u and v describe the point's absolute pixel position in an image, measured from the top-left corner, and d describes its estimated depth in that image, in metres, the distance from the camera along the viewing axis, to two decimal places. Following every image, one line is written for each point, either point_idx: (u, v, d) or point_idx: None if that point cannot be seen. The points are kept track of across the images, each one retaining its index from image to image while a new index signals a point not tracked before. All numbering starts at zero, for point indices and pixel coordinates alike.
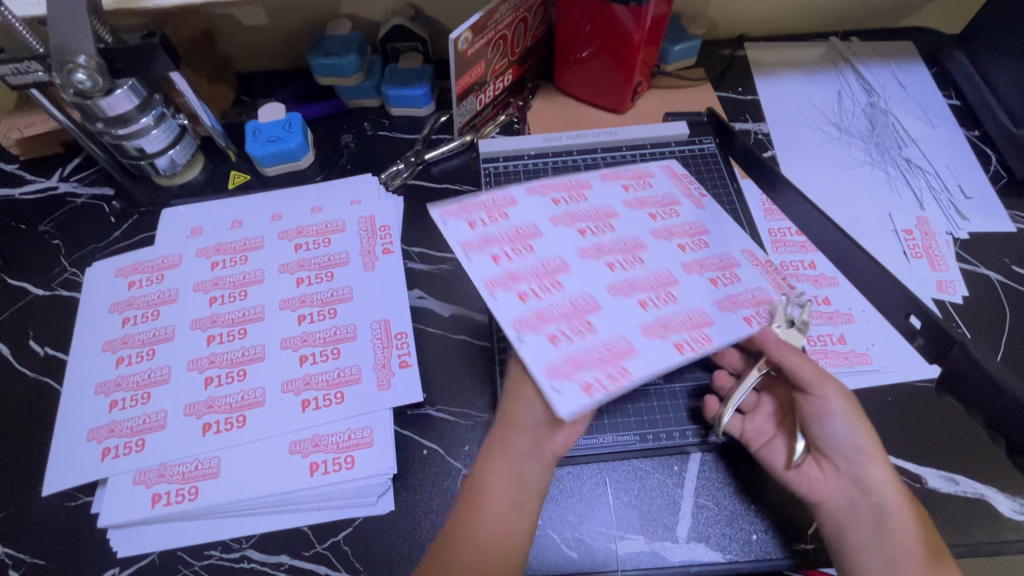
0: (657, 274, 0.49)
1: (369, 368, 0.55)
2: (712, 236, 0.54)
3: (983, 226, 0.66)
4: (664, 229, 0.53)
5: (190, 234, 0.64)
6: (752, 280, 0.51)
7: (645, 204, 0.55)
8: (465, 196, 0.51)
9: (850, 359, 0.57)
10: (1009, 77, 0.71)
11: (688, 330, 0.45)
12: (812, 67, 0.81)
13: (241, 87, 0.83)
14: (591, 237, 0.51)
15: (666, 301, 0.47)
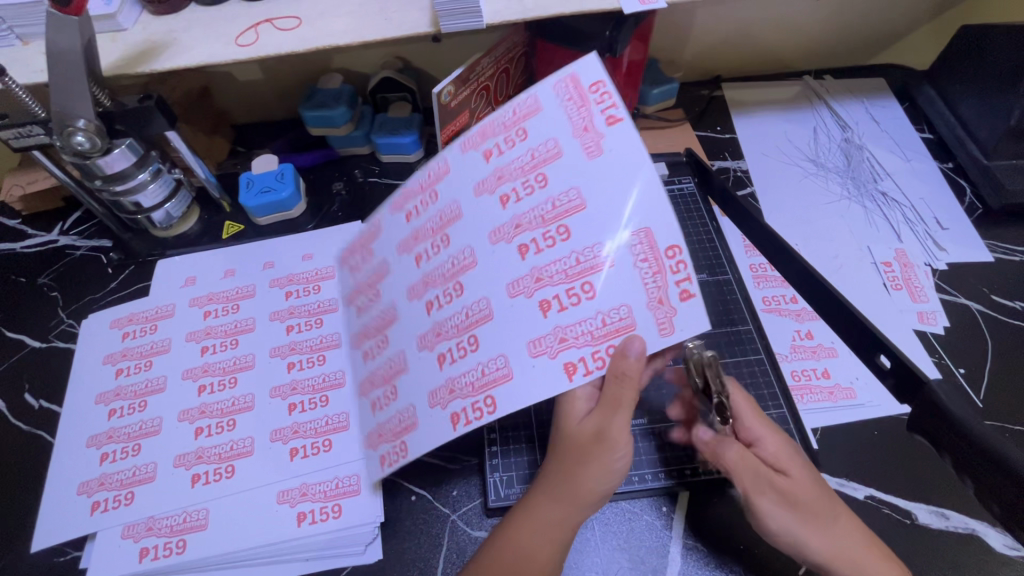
0: (472, 306, 0.47)
1: (358, 416, 0.55)
2: (587, 220, 0.45)
3: (960, 256, 0.67)
4: (513, 222, 0.47)
5: (183, 284, 0.66)
6: (616, 298, 0.44)
7: (503, 174, 0.48)
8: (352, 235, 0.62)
9: (835, 394, 0.57)
10: (977, 110, 0.74)
11: (479, 389, 0.45)
12: (788, 105, 0.84)
13: (237, 138, 0.86)
14: (425, 250, 0.52)
15: (466, 352, 0.47)
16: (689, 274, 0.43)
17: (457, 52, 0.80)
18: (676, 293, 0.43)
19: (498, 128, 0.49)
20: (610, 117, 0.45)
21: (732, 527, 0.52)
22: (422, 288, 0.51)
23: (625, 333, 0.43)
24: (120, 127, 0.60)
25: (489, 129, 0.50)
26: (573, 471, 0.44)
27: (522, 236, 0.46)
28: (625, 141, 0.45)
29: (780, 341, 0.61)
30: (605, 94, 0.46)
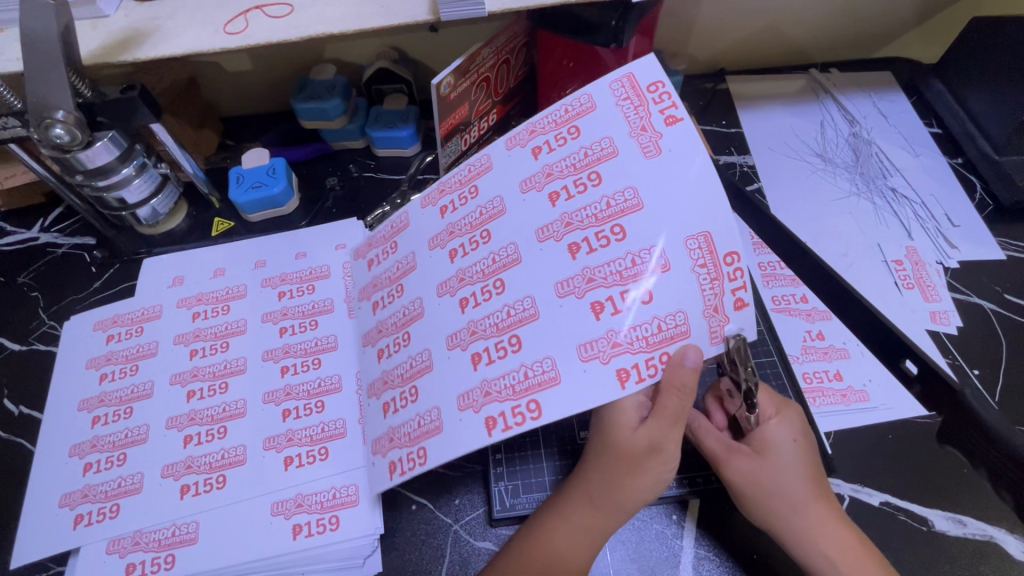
0: (514, 304, 0.45)
1: (354, 424, 0.53)
2: (641, 216, 0.42)
3: (972, 253, 0.66)
4: (560, 220, 0.45)
5: (171, 284, 0.63)
6: (677, 303, 0.42)
7: (555, 171, 0.47)
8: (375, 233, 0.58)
9: (848, 397, 0.56)
10: (988, 104, 0.72)
11: (523, 394, 0.42)
12: (794, 99, 0.82)
13: (226, 132, 0.83)
14: (465, 245, 0.49)
15: (506, 351, 0.44)
16: (745, 282, 0.43)
17: (454, 42, 0.77)
18: (731, 300, 0.43)
19: (560, 124, 0.48)
20: (669, 118, 0.44)
21: (745, 535, 0.50)
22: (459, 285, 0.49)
23: (682, 338, 0.42)
24: (101, 119, 0.56)
25: (549, 126, 0.48)
26: (616, 478, 0.43)
27: (568, 233, 0.44)
28: (684, 144, 0.43)
29: (791, 342, 0.59)
30: (663, 98, 0.45)
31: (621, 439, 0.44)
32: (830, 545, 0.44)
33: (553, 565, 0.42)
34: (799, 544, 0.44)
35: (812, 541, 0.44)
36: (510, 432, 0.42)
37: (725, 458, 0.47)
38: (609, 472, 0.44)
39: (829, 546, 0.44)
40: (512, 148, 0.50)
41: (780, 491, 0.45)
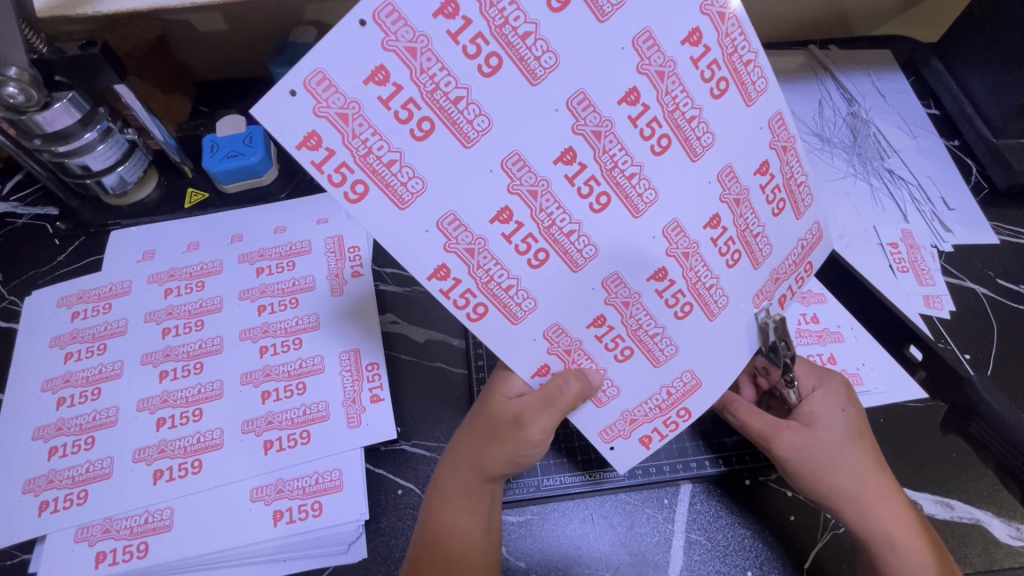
0: (516, 184, 0.36)
1: (377, 106, 0.32)
2: (701, 323, 0.44)
3: (967, 238, 0.65)
4: (638, 172, 0.38)
5: (141, 258, 0.59)
6: (625, 380, 0.44)
7: (690, 118, 0.38)
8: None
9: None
10: (987, 85, 0.71)
11: (480, 290, 0.38)
12: (793, 76, 0.80)
13: (198, 97, 0.78)
14: (521, 26, 0.32)
15: (520, 246, 0.37)
16: (667, 436, 0.46)
17: None
18: (639, 433, 0.45)
19: (738, 64, 0.38)
20: (762, 169, 0.41)
21: (735, 520, 0.50)
22: (510, 21, 0.32)
23: (606, 397, 0.44)
24: (61, 78, 0.52)
25: (719, 39, 0.36)
26: (480, 446, 0.43)
27: (670, 258, 0.41)
28: (784, 240, 0.44)
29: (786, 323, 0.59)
30: (809, 269, 0.47)
31: (494, 408, 0.43)
32: (886, 517, 0.44)
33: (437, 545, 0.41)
34: (855, 514, 0.44)
35: (864, 510, 0.44)
36: (444, 300, 0.37)
37: (774, 433, 0.47)
38: (485, 437, 0.43)
39: (886, 516, 0.44)
40: (685, 46, 0.36)
41: (830, 459, 0.45)
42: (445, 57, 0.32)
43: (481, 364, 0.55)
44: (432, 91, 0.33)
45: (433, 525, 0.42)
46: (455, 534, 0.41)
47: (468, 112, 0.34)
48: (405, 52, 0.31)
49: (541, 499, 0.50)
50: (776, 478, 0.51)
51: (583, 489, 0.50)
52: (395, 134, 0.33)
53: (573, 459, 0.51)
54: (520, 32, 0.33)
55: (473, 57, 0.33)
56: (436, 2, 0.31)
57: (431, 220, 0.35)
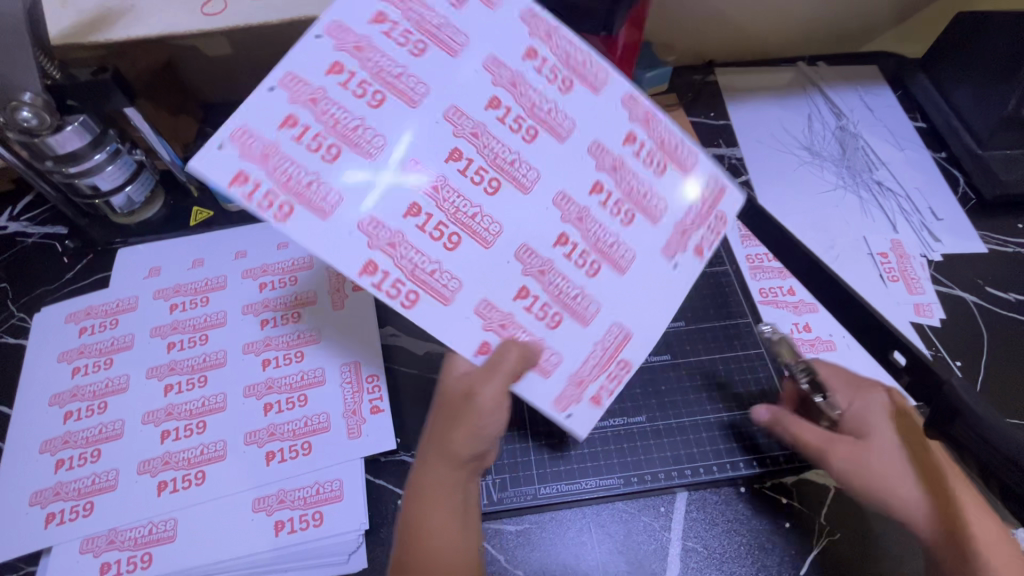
0: (465, 207, 0.41)
1: (338, 89, 0.39)
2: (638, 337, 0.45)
3: (955, 247, 0.66)
4: (580, 211, 0.43)
5: (147, 274, 0.61)
6: (565, 347, 0.44)
7: (618, 140, 0.43)
8: (503, 92, 0.42)
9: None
10: (972, 98, 0.73)
11: (418, 286, 0.40)
12: (782, 92, 0.82)
13: (205, 119, 0.80)
14: (546, 104, 0.43)
15: (432, 237, 0.40)
16: (615, 390, 0.45)
17: None
18: (588, 394, 0.44)
19: (671, 147, 0.45)
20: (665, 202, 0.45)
21: (732, 526, 0.50)
22: (540, 104, 0.43)
23: (544, 369, 0.43)
24: (72, 102, 0.55)
25: (655, 133, 0.45)
26: (443, 432, 0.41)
27: (567, 224, 0.43)
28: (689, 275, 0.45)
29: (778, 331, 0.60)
30: (720, 220, 0.46)
31: (450, 390, 0.41)
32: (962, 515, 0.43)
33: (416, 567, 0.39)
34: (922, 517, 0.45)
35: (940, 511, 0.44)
36: (376, 292, 0.39)
37: (823, 446, 0.48)
38: (452, 431, 0.40)
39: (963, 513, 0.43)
40: (630, 126, 0.44)
41: (885, 466, 0.46)
42: (500, 134, 0.42)
43: None
44: (369, 76, 0.40)
45: (417, 534, 0.39)
46: (442, 540, 0.40)
47: (403, 89, 0.40)
48: (466, 135, 0.41)
49: (540, 508, 0.50)
50: (772, 485, 0.52)
51: (581, 498, 0.51)
52: (356, 106, 0.39)
53: (571, 468, 0.52)
54: (546, 109, 0.43)
55: (517, 131, 0.42)
56: (485, 98, 0.42)
57: (355, 222, 0.38)
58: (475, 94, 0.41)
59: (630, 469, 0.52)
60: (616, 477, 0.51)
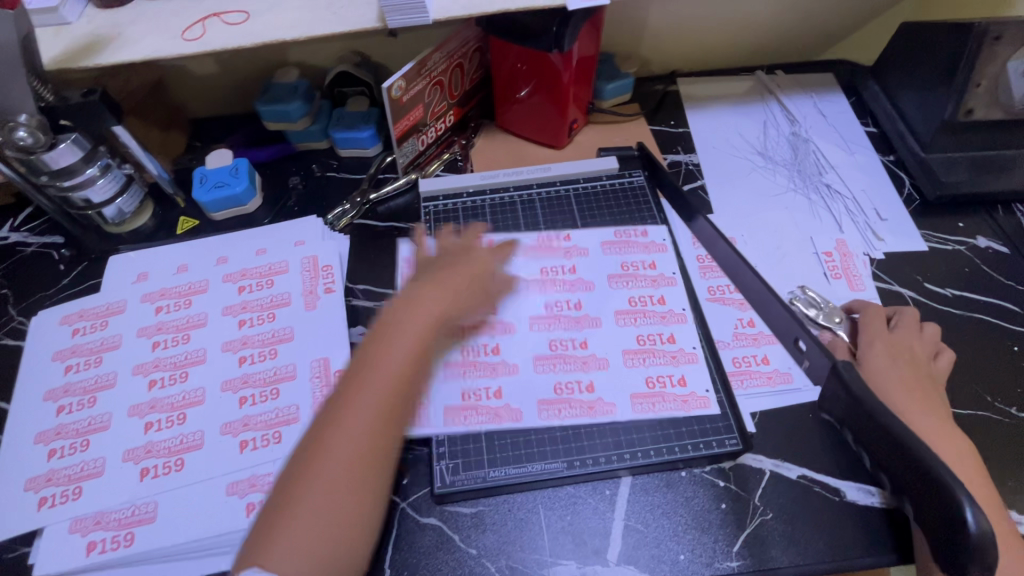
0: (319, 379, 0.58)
1: (573, 277, 0.67)
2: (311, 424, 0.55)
3: (897, 245, 0.70)
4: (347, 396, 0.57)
5: (135, 279, 0.66)
6: (290, 323, 0.61)
7: (570, 409, 0.57)
8: (604, 346, 0.61)
9: (773, 379, 0.60)
10: (916, 104, 0.76)
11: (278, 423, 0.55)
12: (740, 99, 0.86)
13: (195, 134, 0.86)
14: (598, 357, 0.60)
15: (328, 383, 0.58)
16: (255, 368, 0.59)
17: (410, 46, 0.81)
18: None
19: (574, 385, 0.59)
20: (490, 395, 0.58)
21: (671, 508, 0.53)
22: (583, 389, 0.59)
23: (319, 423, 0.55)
24: (65, 122, 0.60)
25: (606, 398, 0.58)
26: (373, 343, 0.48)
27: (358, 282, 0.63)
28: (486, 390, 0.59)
29: (721, 328, 0.63)
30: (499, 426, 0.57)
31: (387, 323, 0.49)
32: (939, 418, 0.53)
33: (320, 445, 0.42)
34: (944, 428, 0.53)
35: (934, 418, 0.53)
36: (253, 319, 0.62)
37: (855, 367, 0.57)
38: (445, 287, 0.53)
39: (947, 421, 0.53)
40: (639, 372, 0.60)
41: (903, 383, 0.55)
42: (579, 358, 0.61)
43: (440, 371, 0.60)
44: (413, 278, 0.66)
45: (363, 363, 0.46)
46: (372, 373, 0.45)
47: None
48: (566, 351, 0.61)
49: (491, 491, 0.54)
50: (710, 469, 0.55)
51: (529, 482, 0.54)
52: (581, 258, 0.68)
53: (521, 454, 0.55)
54: (593, 361, 0.60)
55: (585, 366, 0.60)
56: (589, 352, 0.61)
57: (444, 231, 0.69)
58: (604, 341, 0.62)
59: (574, 454, 0.55)
60: (560, 462, 0.55)
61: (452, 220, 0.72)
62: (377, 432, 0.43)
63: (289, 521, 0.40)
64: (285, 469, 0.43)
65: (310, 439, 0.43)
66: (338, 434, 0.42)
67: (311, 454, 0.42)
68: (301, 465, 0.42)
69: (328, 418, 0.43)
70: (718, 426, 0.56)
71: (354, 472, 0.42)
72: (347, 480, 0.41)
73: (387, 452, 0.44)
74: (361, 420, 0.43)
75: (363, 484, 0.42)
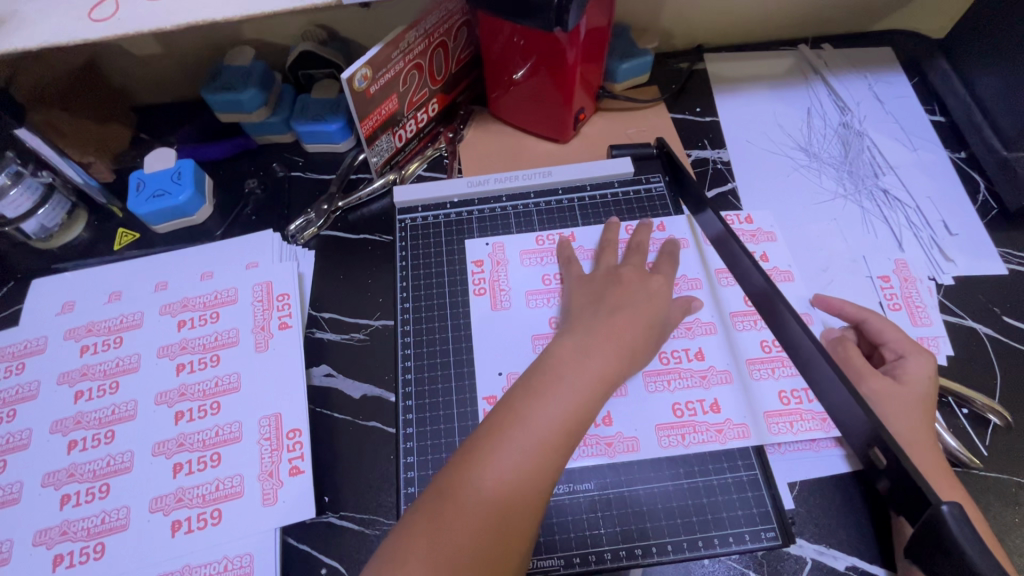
0: (264, 440, 0.48)
1: (691, 267, 0.56)
2: (255, 504, 0.46)
3: (969, 268, 0.58)
4: (299, 464, 0.48)
5: (60, 310, 0.56)
6: (237, 365, 0.52)
7: (696, 435, 0.47)
8: (720, 356, 0.51)
9: (828, 423, 0.48)
10: (998, 89, 0.63)
11: (214, 497, 0.46)
12: (779, 81, 0.72)
13: (140, 124, 0.73)
14: (718, 372, 0.50)
15: (278, 446, 0.48)
16: (194, 419, 0.49)
17: (386, 19, 0.68)
18: (285, 469, 0.47)
19: (693, 405, 0.49)
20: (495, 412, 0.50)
21: None
22: (702, 410, 0.48)
23: (265, 500, 0.46)
24: None
25: (720, 425, 0.48)
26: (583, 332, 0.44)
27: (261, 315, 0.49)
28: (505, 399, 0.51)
29: (746, 345, 0.52)
30: None
31: (588, 305, 0.47)
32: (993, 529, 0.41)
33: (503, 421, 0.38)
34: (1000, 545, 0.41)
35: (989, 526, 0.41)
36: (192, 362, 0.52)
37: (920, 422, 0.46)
38: (619, 337, 0.44)
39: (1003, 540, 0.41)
40: (774, 393, 0.49)
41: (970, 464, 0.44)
42: (698, 371, 0.50)
43: (410, 417, 0.51)
44: (487, 283, 0.57)
45: (508, 414, 0.39)
46: (519, 430, 0.38)
47: (505, 298, 0.56)
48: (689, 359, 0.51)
49: None
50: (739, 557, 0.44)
51: None
52: (695, 248, 0.57)
53: None
54: (715, 376, 0.50)
55: (705, 382, 0.50)
56: (718, 368, 0.50)
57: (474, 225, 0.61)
58: (719, 351, 0.51)
59: (573, 549, 0.44)
60: (555, 559, 0.44)
61: (434, 235, 0.61)
62: (510, 501, 0.36)
63: (400, 573, 0.34)
64: (409, 510, 0.37)
65: (445, 479, 0.37)
66: (471, 490, 0.36)
67: (444, 502, 0.36)
68: (426, 508, 0.36)
69: (459, 466, 0.37)
70: (752, 513, 0.45)
71: (481, 544, 0.35)
72: (474, 552, 0.34)
73: (522, 528, 0.36)
74: (489, 482, 0.36)
75: (488, 558, 0.34)
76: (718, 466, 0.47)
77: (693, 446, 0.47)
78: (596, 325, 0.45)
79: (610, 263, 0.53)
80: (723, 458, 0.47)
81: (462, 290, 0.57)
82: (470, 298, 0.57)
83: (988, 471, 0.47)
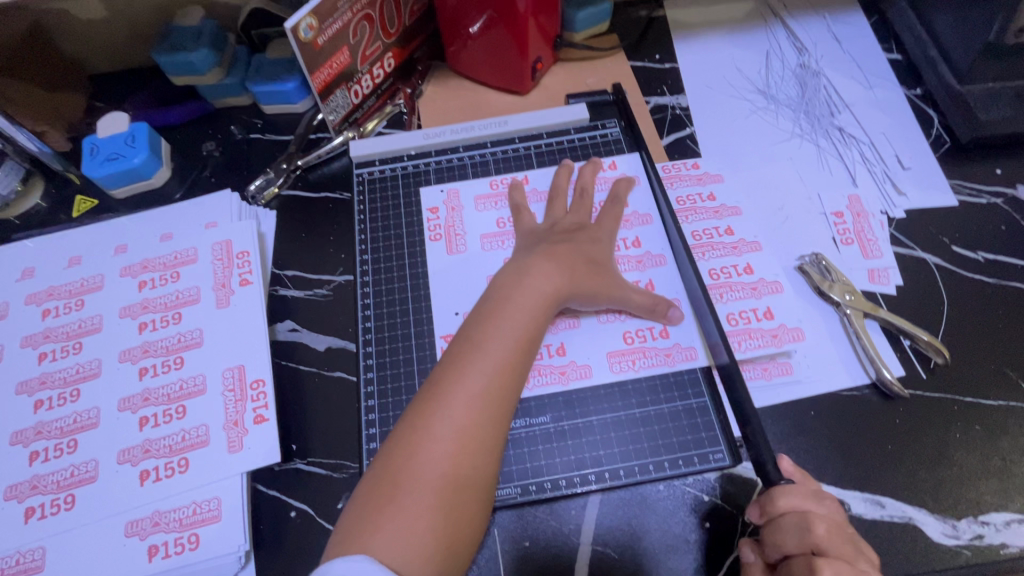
0: (226, 390, 0.49)
1: (642, 203, 0.57)
2: (221, 453, 0.47)
3: (921, 201, 0.59)
4: (264, 413, 0.49)
5: (19, 277, 0.56)
6: (198, 321, 0.52)
7: (645, 360, 0.49)
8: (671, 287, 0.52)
9: (778, 338, 0.51)
10: (952, 23, 0.63)
11: (180, 449, 0.47)
12: (738, 25, 0.72)
13: (94, 92, 0.71)
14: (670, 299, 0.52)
15: (242, 397, 0.49)
16: (158, 375, 0.50)
17: None
18: (250, 419, 0.48)
19: (641, 338, 0.50)
20: None
21: (646, 530, 0.44)
22: (647, 338, 0.50)
23: (231, 447, 0.47)
24: None
25: (667, 352, 0.49)
26: (523, 269, 0.45)
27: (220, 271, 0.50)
28: None
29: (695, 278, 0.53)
30: None
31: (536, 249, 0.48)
32: None
33: (457, 357, 0.40)
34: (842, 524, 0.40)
35: None
36: (152, 323, 0.53)
37: None
38: (557, 272, 0.46)
39: None
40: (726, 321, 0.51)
41: None
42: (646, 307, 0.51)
43: (371, 363, 0.52)
44: (443, 228, 0.58)
45: (463, 346, 0.40)
46: (475, 359, 0.39)
47: (461, 242, 0.57)
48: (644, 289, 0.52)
49: None
50: (693, 481, 0.46)
51: None
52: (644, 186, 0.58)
53: None
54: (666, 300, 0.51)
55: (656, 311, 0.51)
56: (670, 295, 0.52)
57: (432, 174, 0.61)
58: (669, 281, 0.53)
59: (530, 477, 0.45)
60: (513, 487, 0.45)
61: (392, 189, 0.61)
62: (480, 424, 0.37)
63: (387, 505, 0.35)
64: (383, 450, 0.37)
65: (412, 414, 0.38)
66: (442, 421, 0.37)
67: (418, 436, 0.37)
68: (399, 443, 0.37)
69: (424, 401, 0.38)
70: (702, 436, 0.47)
71: (459, 467, 0.36)
72: (452, 475, 0.36)
73: (492, 448, 0.38)
74: (457, 412, 0.37)
75: (466, 479, 0.36)
76: (671, 397, 0.48)
77: (645, 375, 0.48)
78: (539, 264, 0.46)
79: (557, 208, 0.54)
80: (676, 387, 0.48)
81: (417, 236, 0.58)
82: (427, 244, 0.57)
83: (931, 391, 0.49)
